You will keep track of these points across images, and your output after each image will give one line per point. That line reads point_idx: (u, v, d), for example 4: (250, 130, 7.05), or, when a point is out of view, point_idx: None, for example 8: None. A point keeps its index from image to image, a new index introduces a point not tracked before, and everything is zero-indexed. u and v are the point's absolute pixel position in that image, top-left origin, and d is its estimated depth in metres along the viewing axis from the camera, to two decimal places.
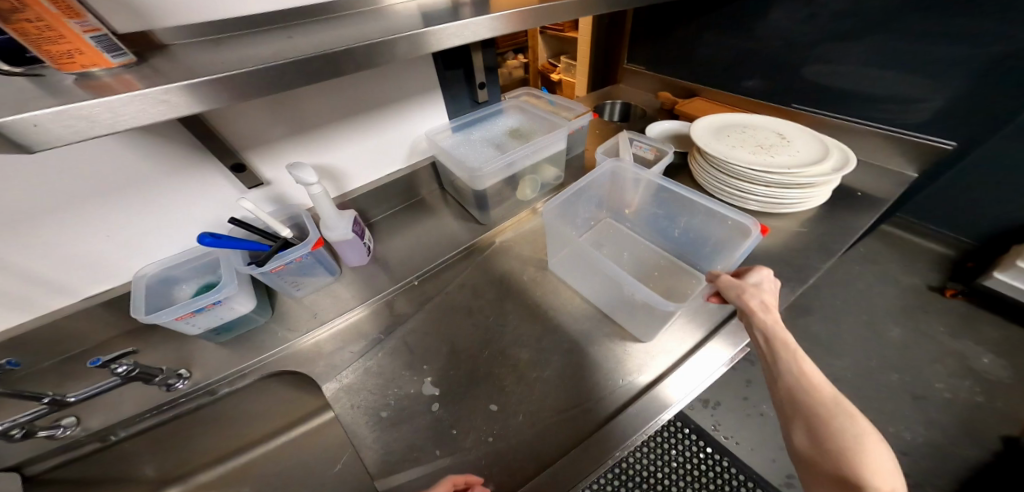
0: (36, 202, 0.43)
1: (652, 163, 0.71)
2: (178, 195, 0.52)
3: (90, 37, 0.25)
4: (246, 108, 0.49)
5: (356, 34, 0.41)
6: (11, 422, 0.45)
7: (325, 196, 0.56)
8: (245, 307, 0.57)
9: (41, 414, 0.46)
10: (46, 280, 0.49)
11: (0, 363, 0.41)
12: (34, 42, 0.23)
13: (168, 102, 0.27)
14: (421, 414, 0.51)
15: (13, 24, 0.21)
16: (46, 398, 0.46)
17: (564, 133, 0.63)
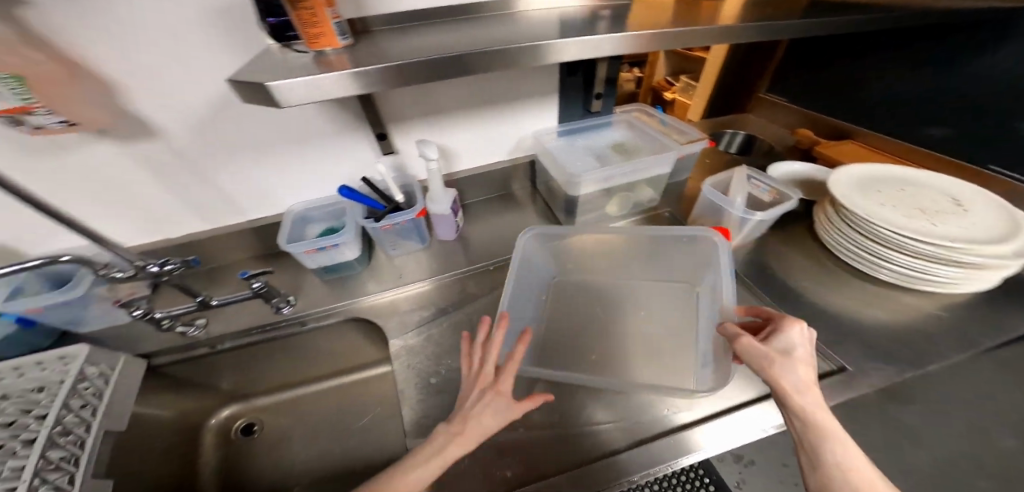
0: (240, 142, 0.56)
1: (767, 205, 0.66)
2: (329, 153, 0.62)
3: (334, 23, 0.38)
4: (395, 92, 0.58)
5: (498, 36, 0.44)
6: (170, 312, 0.59)
7: (438, 173, 0.63)
8: (352, 254, 0.67)
9: (190, 310, 0.59)
10: (232, 203, 0.63)
11: (188, 260, 0.54)
12: (304, 26, 0.37)
13: (366, 85, 0.35)
14: None
15: (300, 10, 0.35)
16: (198, 297, 0.59)
17: (673, 156, 0.62)
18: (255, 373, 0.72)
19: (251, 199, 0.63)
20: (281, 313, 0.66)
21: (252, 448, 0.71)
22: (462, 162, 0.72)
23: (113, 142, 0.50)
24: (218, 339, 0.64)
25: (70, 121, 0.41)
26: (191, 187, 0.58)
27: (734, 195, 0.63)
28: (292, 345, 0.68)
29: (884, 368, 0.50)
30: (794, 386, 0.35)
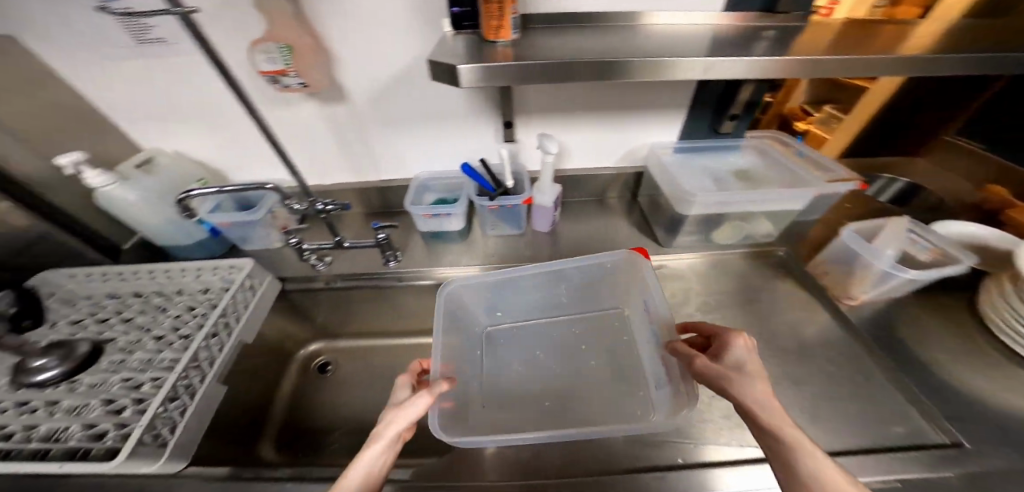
0: (400, 114, 0.69)
1: (920, 266, 0.59)
2: (459, 133, 0.72)
3: (512, 19, 0.46)
4: (525, 89, 0.63)
5: (636, 47, 0.46)
6: (313, 246, 0.72)
7: (550, 166, 0.66)
8: (457, 227, 0.75)
9: (326, 247, 0.72)
10: (378, 161, 0.77)
11: (340, 204, 0.65)
12: (489, 18, 0.45)
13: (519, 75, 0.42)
14: None
15: (489, 3, 0.43)
16: (336, 239, 0.71)
17: (808, 192, 0.57)
18: (350, 315, 0.82)
19: (392, 162, 0.78)
20: (386, 265, 0.76)
21: (322, 385, 0.79)
22: (569, 160, 0.75)
23: (320, 104, 0.67)
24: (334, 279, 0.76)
25: (306, 83, 0.57)
26: (352, 143, 0.73)
27: (882, 245, 0.58)
28: (386, 297, 0.77)
29: (1016, 456, 0.43)
30: (749, 399, 0.35)
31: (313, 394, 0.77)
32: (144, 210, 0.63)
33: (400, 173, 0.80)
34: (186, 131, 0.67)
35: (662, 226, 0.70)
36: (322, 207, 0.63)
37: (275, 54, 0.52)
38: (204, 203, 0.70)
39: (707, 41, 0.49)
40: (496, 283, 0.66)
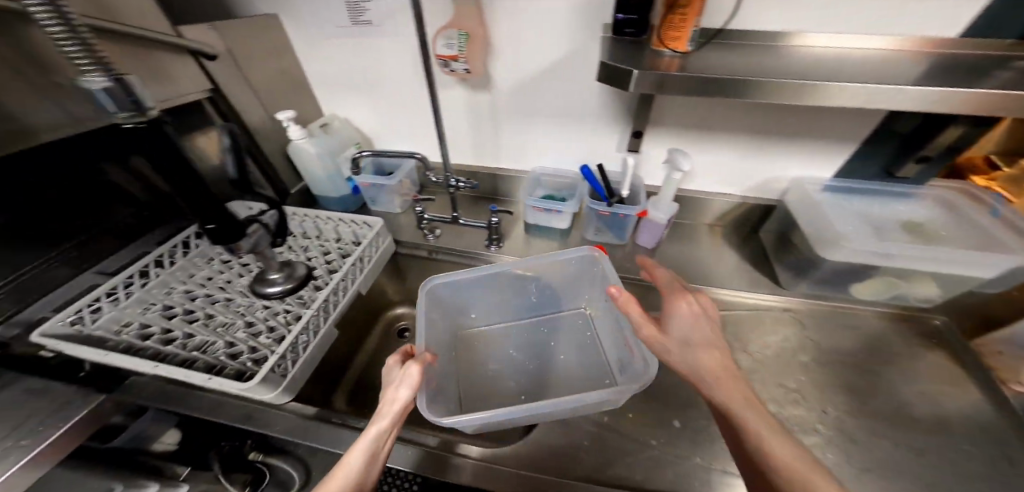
0: (537, 110, 0.73)
1: None
2: (587, 135, 0.74)
3: (694, 30, 0.46)
4: (669, 100, 0.62)
5: (808, 73, 0.44)
6: (433, 217, 0.82)
7: (676, 184, 0.63)
8: (562, 225, 0.76)
9: (444, 220, 0.82)
10: (504, 150, 0.83)
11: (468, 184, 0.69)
12: (671, 28, 0.46)
13: (674, 83, 0.44)
14: None
15: (677, 14, 0.44)
16: (453, 215, 0.80)
17: (1009, 262, 0.50)
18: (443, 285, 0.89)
19: (513, 152, 0.83)
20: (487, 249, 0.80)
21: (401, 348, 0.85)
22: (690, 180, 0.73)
23: (467, 90, 0.74)
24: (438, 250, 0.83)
25: (469, 70, 0.66)
26: (482, 130, 0.81)
27: None
28: None
29: None
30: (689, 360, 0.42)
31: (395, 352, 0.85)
32: (317, 166, 0.79)
33: (516, 163, 0.85)
34: (362, 100, 0.82)
35: (786, 267, 0.64)
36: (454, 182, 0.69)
37: (454, 40, 0.61)
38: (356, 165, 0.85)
39: (895, 67, 0.45)
40: (471, 284, 0.68)
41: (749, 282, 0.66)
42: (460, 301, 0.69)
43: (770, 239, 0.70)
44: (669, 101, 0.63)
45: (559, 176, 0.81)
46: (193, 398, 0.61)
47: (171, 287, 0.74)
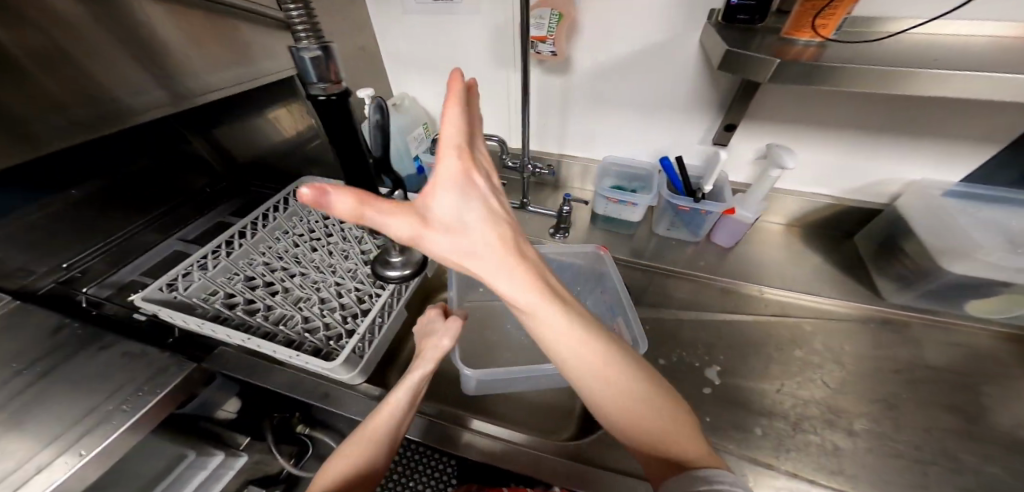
0: (619, 96, 0.70)
1: None
2: (670, 124, 0.70)
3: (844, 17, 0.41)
4: (772, 92, 0.58)
5: (964, 60, 0.39)
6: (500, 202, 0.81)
7: (771, 182, 0.60)
8: (635, 218, 0.73)
9: (512, 205, 0.82)
10: (575, 137, 0.80)
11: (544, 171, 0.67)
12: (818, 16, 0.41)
13: (807, 74, 0.40)
14: (692, 385, 0.54)
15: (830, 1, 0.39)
16: (522, 199, 0.79)
17: None
18: None
19: (580, 140, 0.80)
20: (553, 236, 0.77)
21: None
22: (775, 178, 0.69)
23: (545, 73, 0.71)
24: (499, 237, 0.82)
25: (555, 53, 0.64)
26: (550, 117, 0.79)
27: None
28: None
29: None
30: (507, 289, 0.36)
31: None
32: None
33: (583, 152, 0.82)
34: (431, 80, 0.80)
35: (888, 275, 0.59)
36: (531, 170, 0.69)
37: (546, 20, 0.60)
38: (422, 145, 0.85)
39: None
40: None
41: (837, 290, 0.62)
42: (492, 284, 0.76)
43: (867, 247, 0.66)
44: (776, 90, 0.59)
45: (635, 168, 0.78)
46: (273, 371, 0.64)
47: (249, 260, 0.80)
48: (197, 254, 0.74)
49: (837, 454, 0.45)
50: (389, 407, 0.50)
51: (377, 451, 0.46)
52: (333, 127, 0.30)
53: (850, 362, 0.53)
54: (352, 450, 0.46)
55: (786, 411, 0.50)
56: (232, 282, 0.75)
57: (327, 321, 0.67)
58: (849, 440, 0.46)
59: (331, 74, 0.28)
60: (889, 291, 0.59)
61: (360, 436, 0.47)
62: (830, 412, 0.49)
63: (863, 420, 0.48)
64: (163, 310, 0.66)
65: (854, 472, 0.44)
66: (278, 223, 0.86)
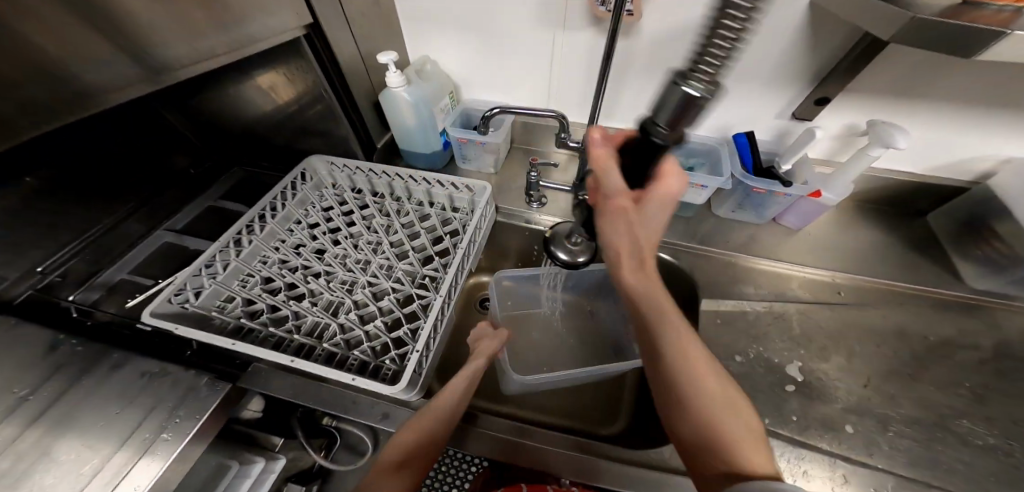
0: (692, 61, 0.60)
1: None
2: (745, 95, 0.61)
3: None
4: (889, 59, 0.50)
5: None
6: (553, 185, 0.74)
7: (868, 159, 0.53)
8: (699, 201, 0.68)
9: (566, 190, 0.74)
10: (628, 108, 0.71)
11: None
12: None
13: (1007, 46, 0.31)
14: (774, 383, 0.53)
15: None
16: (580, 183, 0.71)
17: None
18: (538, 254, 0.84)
19: (632, 110, 0.71)
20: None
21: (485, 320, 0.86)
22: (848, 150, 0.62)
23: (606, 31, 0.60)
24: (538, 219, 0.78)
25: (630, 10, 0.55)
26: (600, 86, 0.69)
27: None
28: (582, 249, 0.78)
29: None
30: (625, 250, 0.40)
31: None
32: (410, 119, 0.71)
33: (633, 124, 0.73)
34: None
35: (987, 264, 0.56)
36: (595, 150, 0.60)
37: None
38: (445, 118, 0.75)
39: None
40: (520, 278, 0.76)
41: (910, 274, 0.60)
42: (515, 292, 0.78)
43: (944, 228, 0.63)
44: (895, 55, 0.50)
45: (700, 144, 0.69)
46: (315, 394, 0.58)
47: (262, 258, 0.70)
48: (203, 256, 0.64)
49: (931, 448, 0.46)
50: (446, 401, 0.54)
51: (431, 446, 0.49)
52: (637, 148, 0.35)
53: (933, 351, 0.53)
54: (420, 425, 0.51)
55: (875, 405, 0.49)
56: (248, 286, 0.66)
57: (370, 331, 0.61)
58: (941, 432, 0.46)
59: (676, 128, 0.31)
60: (971, 275, 0.58)
61: (421, 420, 0.51)
62: (920, 405, 0.49)
63: (953, 412, 0.48)
64: (178, 327, 0.57)
65: (949, 465, 0.44)
66: (288, 212, 0.74)
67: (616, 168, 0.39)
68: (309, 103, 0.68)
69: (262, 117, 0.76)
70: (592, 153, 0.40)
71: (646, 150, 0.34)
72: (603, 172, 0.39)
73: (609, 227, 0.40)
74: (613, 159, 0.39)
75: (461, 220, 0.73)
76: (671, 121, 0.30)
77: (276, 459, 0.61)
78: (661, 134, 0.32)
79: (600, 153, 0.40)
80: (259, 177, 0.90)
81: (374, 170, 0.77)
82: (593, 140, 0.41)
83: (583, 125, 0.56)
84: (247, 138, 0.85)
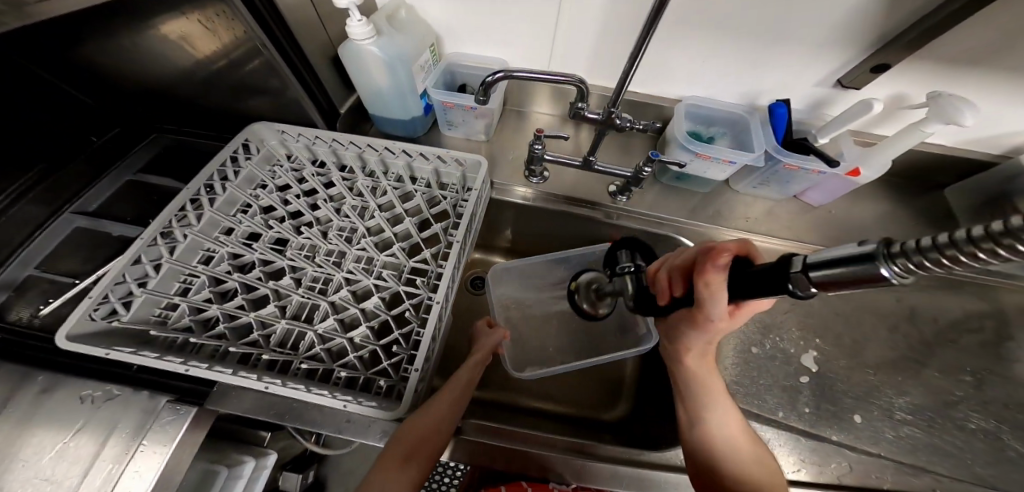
0: (739, 14, 0.49)
1: None
2: (789, 57, 0.53)
3: None
4: (983, 17, 0.43)
5: None
6: (561, 159, 0.64)
7: (921, 135, 0.50)
8: (717, 177, 0.62)
9: (573, 164, 0.64)
10: (652, 67, 0.61)
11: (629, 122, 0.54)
12: None
13: None
14: (790, 374, 0.53)
15: None
16: (588, 157, 0.61)
17: None
18: (538, 234, 0.77)
19: (650, 70, 0.61)
20: (614, 200, 0.69)
21: (482, 302, 0.80)
22: (889, 124, 0.59)
23: None
24: (541, 196, 0.70)
25: None
26: (622, 40, 0.58)
27: None
28: (588, 229, 0.72)
29: None
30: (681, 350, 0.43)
31: (481, 310, 0.79)
32: (381, 77, 0.57)
33: (653, 86, 0.64)
34: None
35: None
36: (623, 123, 0.53)
37: None
38: (427, 77, 0.62)
39: None
40: (521, 267, 0.75)
41: None
42: (518, 278, 0.76)
43: (961, 200, 0.64)
44: (991, 13, 0.43)
45: (721, 110, 0.62)
46: (303, 414, 0.52)
47: (205, 253, 0.56)
48: (123, 257, 0.50)
49: (933, 433, 0.48)
50: (451, 393, 0.49)
51: (435, 438, 0.45)
52: (750, 280, 0.26)
53: (939, 336, 0.54)
54: (423, 422, 0.45)
55: (885, 393, 0.51)
56: (193, 290, 0.53)
57: (356, 340, 0.52)
58: (942, 418, 0.49)
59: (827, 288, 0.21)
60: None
61: (422, 420, 0.45)
62: (926, 391, 0.51)
63: (955, 397, 0.51)
64: (111, 350, 0.46)
65: (948, 449, 0.48)
66: (230, 193, 0.59)
67: (723, 299, 0.30)
68: (247, 59, 0.53)
69: (183, 75, 0.59)
70: (704, 277, 0.30)
71: (765, 284, 0.25)
72: (708, 302, 0.31)
73: (684, 323, 0.38)
74: (725, 287, 0.29)
75: (452, 199, 0.62)
76: (824, 281, 0.21)
77: (268, 453, 0.58)
78: (795, 287, 0.23)
79: (719, 282, 0.30)
80: (193, 146, 0.73)
81: (340, 138, 0.63)
82: (715, 264, 0.30)
83: (615, 90, 0.49)
84: (165, 101, 0.67)
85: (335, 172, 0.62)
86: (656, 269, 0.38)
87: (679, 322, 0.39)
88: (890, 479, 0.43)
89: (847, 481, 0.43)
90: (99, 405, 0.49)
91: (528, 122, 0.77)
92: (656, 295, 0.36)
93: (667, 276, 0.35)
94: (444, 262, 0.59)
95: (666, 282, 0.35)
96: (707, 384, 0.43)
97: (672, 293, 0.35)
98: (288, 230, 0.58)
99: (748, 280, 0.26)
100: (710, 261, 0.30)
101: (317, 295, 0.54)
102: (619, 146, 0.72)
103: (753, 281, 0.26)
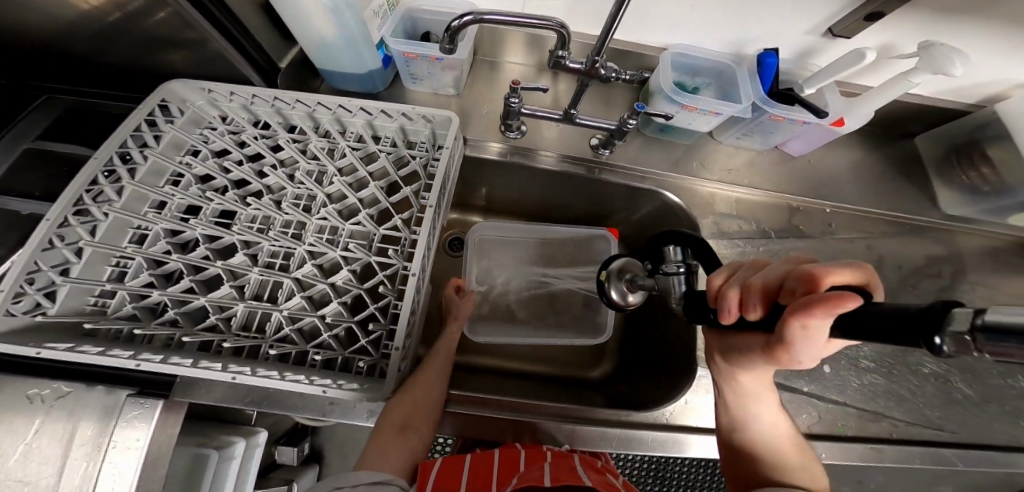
0: None
1: None
2: (779, 5, 0.49)
3: None
4: None
5: None
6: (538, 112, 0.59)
7: (908, 85, 0.49)
8: (704, 129, 0.60)
9: (552, 119, 0.59)
10: (633, 12, 0.54)
11: (610, 75, 0.50)
12: None
13: None
14: None
15: None
16: (569, 111, 0.57)
17: None
18: (518, 193, 0.73)
19: (632, 16, 0.55)
20: (597, 153, 0.65)
21: (460, 263, 0.77)
22: (875, 73, 0.57)
23: None
24: (520, 153, 0.65)
25: None
26: None
27: None
28: (571, 186, 0.69)
29: None
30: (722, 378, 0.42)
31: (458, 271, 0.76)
32: (328, 30, 0.49)
33: (638, 30, 0.58)
34: None
35: (958, 195, 0.63)
36: (607, 72, 0.49)
37: None
38: (383, 25, 0.53)
39: None
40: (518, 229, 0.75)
41: (886, 208, 0.63)
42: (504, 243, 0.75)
43: (933, 149, 0.66)
44: None
45: (710, 60, 0.58)
46: (287, 397, 0.50)
47: (137, 230, 0.49)
48: (31, 241, 0.42)
49: (892, 380, 0.55)
50: (428, 374, 0.48)
51: (416, 423, 0.44)
52: (877, 317, 0.18)
53: (904, 284, 0.60)
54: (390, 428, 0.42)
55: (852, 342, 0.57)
56: (129, 274, 0.47)
57: (328, 318, 0.48)
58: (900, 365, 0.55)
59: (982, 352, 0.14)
60: (949, 200, 0.64)
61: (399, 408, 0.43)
62: None
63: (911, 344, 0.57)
64: (42, 348, 0.40)
65: (904, 395, 0.54)
66: (154, 162, 0.51)
67: (820, 342, 0.24)
68: (151, 10, 0.43)
69: (71, 29, 0.48)
70: (799, 320, 0.23)
71: (878, 326, 0.17)
72: (799, 344, 0.25)
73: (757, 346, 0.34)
74: (827, 332, 0.23)
75: (422, 158, 0.56)
76: (997, 350, 0.13)
77: (257, 432, 0.56)
78: (941, 343, 0.15)
79: (821, 328, 0.23)
80: (101, 109, 0.62)
81: (282, 96, 0.54)
82: (826, 312, 0.22)
83: (599, 38, 0.44)
84: (55, 59, 0.56)
85: (283, 135, 0.54)
86: (722, 282, 0.32)
87: (751, 346, 0.35)
88: (852, 425, 0.51)
89: (816, 429, 0.51)
90: (50, 404, 0.45)
91: (501, 76, 0.69)
92: (719, 314, 0.31)
93: (740, 295, 0.30)
94: (417, 228, 0.54)
95: (739, 300, 0.30)
96: (751, 403, 0.41)
97: (741, 312, 0.30)
98: (233, 201, 0.51)
99: (862, 329, 0.19)
100: (819, 303, 0.22)
101: (278, 272, 0.49)
102: (599, 96, 0.67)
103: (865, 326, 0.19)
